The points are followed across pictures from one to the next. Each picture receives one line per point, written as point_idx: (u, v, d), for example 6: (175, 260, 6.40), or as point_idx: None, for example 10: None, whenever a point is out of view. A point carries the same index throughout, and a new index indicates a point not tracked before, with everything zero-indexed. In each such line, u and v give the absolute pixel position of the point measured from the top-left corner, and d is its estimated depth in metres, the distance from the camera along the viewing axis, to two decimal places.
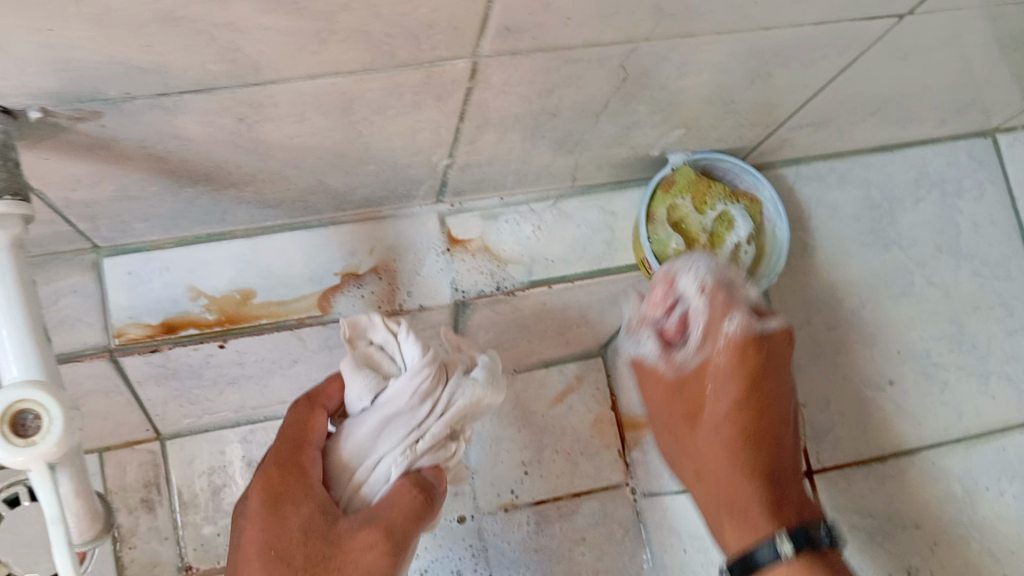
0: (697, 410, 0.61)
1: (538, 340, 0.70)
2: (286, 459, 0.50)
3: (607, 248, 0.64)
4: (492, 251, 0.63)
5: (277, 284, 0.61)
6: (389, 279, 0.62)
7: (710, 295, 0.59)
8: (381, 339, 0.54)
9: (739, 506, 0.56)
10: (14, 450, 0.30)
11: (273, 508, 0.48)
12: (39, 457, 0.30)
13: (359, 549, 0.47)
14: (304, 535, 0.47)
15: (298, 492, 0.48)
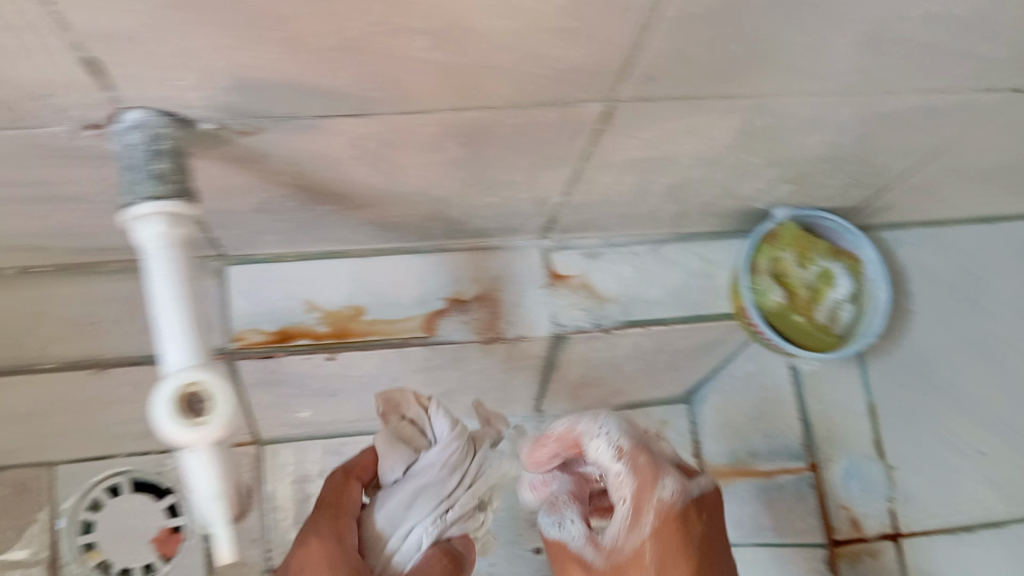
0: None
1: (627, 380, 0.72)
2: (323, 524, 0.50)
3: (704, 295, 0.65)
4: (592, 289, 0.64)
5: (386, 303, 0.64)
6: (490, 308, 0.64)
7: (635, 458, 0.55)
8: (412, 417, 0.57)
9: None
10: (183, 429, 0.33)
11: (310, 574, 0.47)
12: (203, 437, 0.33)
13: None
14: None
15: (337, 559, 0.48)
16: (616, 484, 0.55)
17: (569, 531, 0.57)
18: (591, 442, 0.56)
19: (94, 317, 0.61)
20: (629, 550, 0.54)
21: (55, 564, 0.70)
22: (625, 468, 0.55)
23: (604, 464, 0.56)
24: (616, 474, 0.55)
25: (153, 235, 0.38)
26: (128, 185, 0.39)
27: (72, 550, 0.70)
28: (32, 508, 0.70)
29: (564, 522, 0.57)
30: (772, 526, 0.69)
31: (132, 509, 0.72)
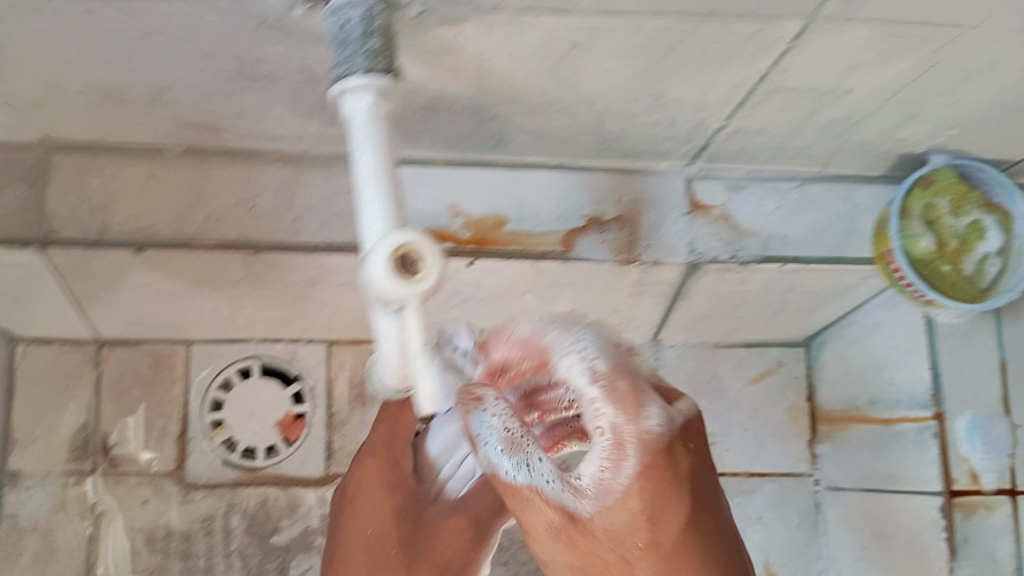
0: (615, 565, 0.45)
1: (750, 318, 0.72)
2: (379, 451, 0.54)
3: (844, 238, 0.66)
4: (732, 220, 0.65)
5: (529, 216, 0.64)
6: (630, 229, 0.65)
7: (613, 388, 0.44)
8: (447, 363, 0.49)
9: None
10: (399, 284, 0.36)
11: (370, 492, 0.53)
12: (416, 292, 0.36)
13: (445, 535, 0.54)
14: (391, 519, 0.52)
15: (391, 482, 0.53)
16: (589, 412, 0.44)
17: (542, 477, 0.43)
18: (563, 361, 0.46)
19: (251, 201, 0.63)
20: (610, 504, 0.43)
21: (183, 436, 0.75)
22: (604, 394, 0.44)
23: (575, 386, 0.45)
24: (591, 400, 0.44)
25: (362, 109, 0.41)
26: (342, 59, 0.40)
27: (200, 425, 0.75)
28: (169, 382, 0.75)
29: (531, 462, 0.43)
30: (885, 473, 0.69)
31: (260, 392, 0.76)
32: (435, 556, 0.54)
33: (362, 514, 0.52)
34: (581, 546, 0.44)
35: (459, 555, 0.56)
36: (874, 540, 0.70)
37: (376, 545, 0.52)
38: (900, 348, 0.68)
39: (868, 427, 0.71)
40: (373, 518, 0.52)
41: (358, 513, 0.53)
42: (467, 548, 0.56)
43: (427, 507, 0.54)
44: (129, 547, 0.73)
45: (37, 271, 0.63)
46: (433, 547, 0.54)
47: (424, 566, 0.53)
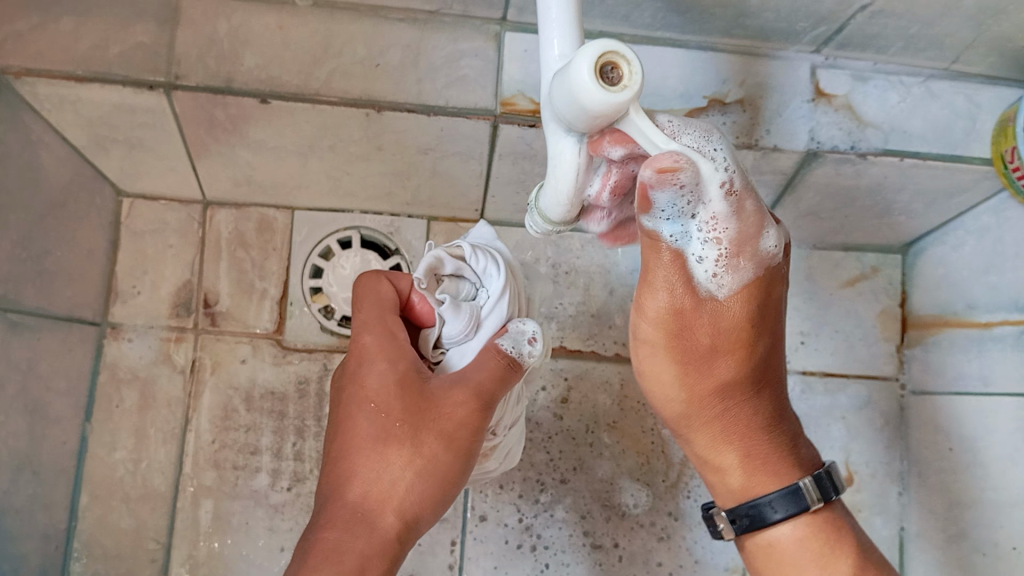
0: (700, 353, 0.51)
1: (854, 216, 0.73)
2: (378, 322, 0.56)
3: (965, 137, 0.65)
4: (854, 110, 0.64)
5: (651, 92, 0.63)
6: (752, 113, 0.64)
7: (739, 206, 0.44)
8: (452, 271, 0.58)
9: (736, 430, 0.52)
10: (619, 95, 0.36)
11: (371, 364, 0.55)
12: (628, 98, 0.36)
13: (449, 406, 0.54)
14: (399, 389, 0.54)
15: (390, 352, 0.55)
16: (719, 222, 0.44)
17: (693, 250, 0.46)
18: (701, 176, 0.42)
19: (378, 57, 0.62)
20: (738, 295, 0.49)
21: (284, 300, 0.77)
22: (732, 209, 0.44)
23: (706, 195, 0.43)
24: (718, 215, 0.44)
25: None
26: None
27: (300, 290, 0.77)
28: (273, 244, 0.77)
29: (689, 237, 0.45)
30: (979, 377, 0.69)
31: (360, 260, 0.78)
32: (442, 430, 0.54)
33: (367, 391, 0.55)
34: (686, 333, 0.50)
35: (468, 428, 0.54)
36: (946, 444, 0.72)
37: (384, 425, 0.54)
38: (1008, 254, 0.67)
39: (964, 330, 0.71)
40: (377, 395, 0.55)
41: (362, 390, 0.55)
42: (476, 419, 0.54)
43: (432, 374, 0.56)
44: (227, 404, 0.75)
45: (161, 115, 0.64)
46: (437, 423, 0.54)
47: (429, 443, 0.54)
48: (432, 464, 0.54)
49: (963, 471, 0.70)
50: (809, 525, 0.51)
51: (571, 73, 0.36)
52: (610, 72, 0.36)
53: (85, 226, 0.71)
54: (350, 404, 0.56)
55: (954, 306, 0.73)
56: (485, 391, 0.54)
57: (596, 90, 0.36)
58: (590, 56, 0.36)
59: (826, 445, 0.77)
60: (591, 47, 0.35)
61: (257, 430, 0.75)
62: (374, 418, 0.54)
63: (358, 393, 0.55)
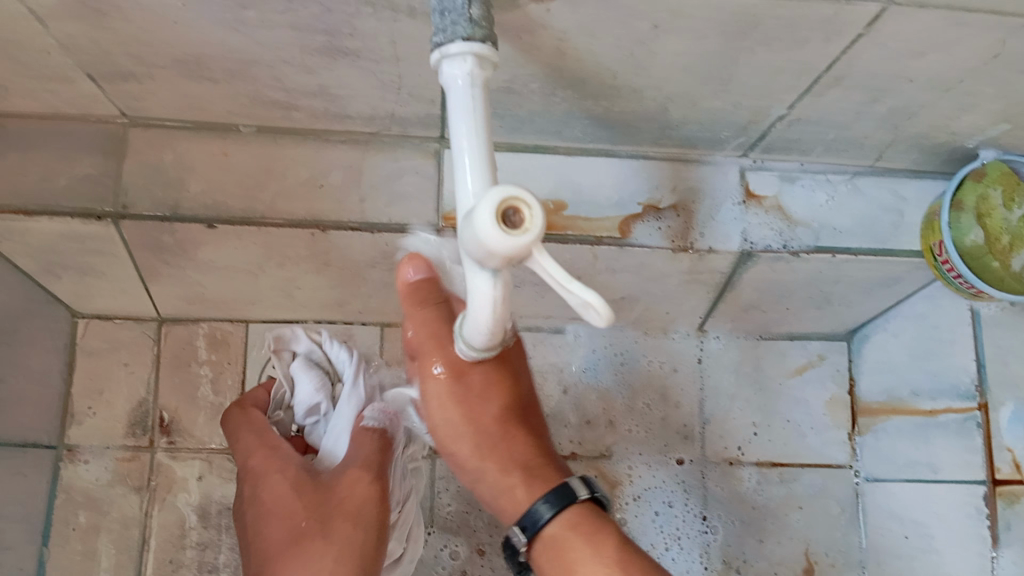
0: (469, 386, 0.46)
1: (796, 308, 0.74)
2: (261, 444, 0.57)
3: (894, 230, 0.67)
4: (783, 211, 0.66)
5: (586, 202, 0.65)
6: (685, 217, 0.66)
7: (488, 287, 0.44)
8: (304, 349, 0.64)
9: (519, 464, 0.47)
10: (520, 239, 0.36)
11: (266, 483, 0.53)
12: (530, 241, 0.36)
13: (347, 487, 0.52)
14: (296, 490, 0.52)
15: (278, 464, 0.55)
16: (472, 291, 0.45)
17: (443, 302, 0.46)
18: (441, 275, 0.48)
19: (321, 178, 0.64)
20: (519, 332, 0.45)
21: None
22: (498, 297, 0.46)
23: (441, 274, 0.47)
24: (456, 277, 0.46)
25: (461, 74, 0.42)
26: (441, 29, 0.43)
27: None
28: (228, 358, 0.78)
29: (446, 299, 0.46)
30: (926, 463, 0.72)
31: None
32: (348, 511, 0.51)
33: (266, 505, 0.52)
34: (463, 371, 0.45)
35: (372, 498, 0.52)
36: (901, 531, 0.74)
37: (290, 528, 0.50)
38: (942, 338, 0.71)
39: (908, 417, 0.74)
40: (278, 503, 0.52)
41: (263, 509, 0.52)
42: (375, 489, 0.52)
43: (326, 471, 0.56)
44: (184, 522, 0.75)
45: (110, 243, 0.65)
46: (340, 503, 0.51)
47: (339, 527, 0.50)
48: (349, 544, 0.49)
49: (916, 558, 0.72)
50: (576, 522, 0.45)
51: (478, 216, 0.37)
52: (513, 216, 0.37)
53: (38, 351, 0.72)
54: (255, 542, 0.51)
55: (898, 392, 0.75)
56: (371, 461, 0.54)
57: (499, 232, 0.36)
58: (494, 199, 0.36)
59: (782, 537, 0.77)
60: (494, 192, 0.36)
61: (213, 547, 0.75)
62: (279, 530, 0.50)
63: (259, 520, 0.52)
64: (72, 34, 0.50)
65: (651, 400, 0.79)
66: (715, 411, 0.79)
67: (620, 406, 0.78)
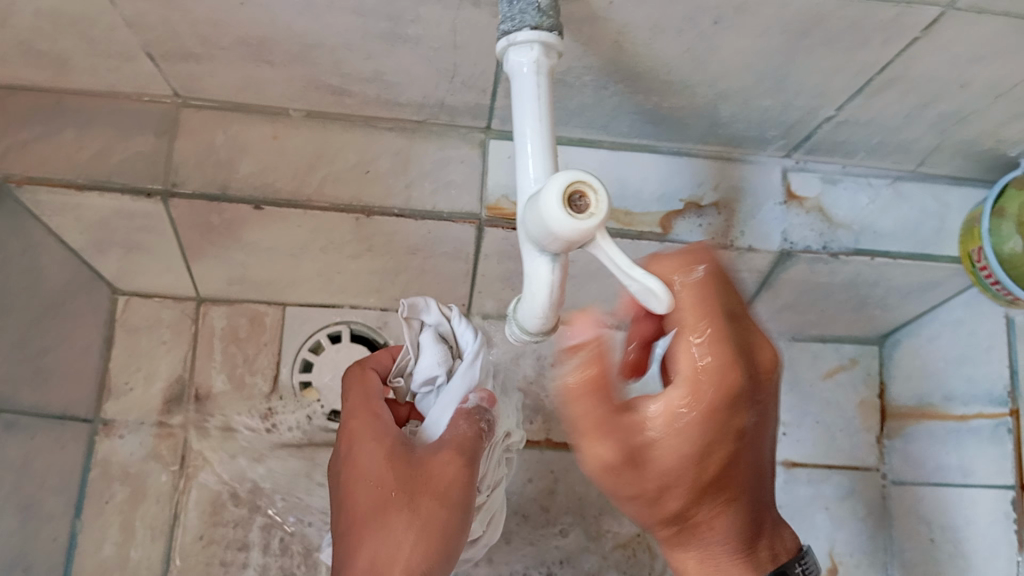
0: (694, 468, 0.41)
1: (831, 309, 0.75)
2: (359, 407, 0.57)
3: (934, 236, 0.68)
4: (825, 212, 0.67)
5: (630, 195, 0.66)
6: (727, 215, 0.67)
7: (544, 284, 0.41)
8: (433, 321, 0.60)
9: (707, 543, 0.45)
10: (582, 222, 0.36)
11: (361, 445, 0.55)
12: (596, 225, 0.36)
13: (437, 464, 0.53)
14: (388, 460, 0.54)
15: (374, 431, 0.55)
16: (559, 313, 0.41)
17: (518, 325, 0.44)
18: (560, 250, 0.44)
19: (368, 164, 0.65)
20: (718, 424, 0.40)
21: (273, 395, 0.78)
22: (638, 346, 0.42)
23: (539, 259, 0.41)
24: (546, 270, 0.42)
25: (527, 61, 0.42)
26: (509, 17, 0.43)
27: (291, 386, 0.78)
28: (263, 339, 0.78)
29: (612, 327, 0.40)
30: (957, 467, 0.70)
31: (348, 354, 0.78)
32: (435, 488, 0.53)
33: (358, 469, 0.54)
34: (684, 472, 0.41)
35: (461, 483, 0.53)
36: (928, 534, 0.72)
37: (378, 498, 0.52)
38: (979, 346, 0.69)
39: (941, 423, 0.72)
40: (368, 471, 0.54)
41: (356, 473, 0.54)
42: (465, 473, 0.54)
43: (416, 445, 0.56)
44: (217, 499, 0.75)
45: (159, 220, 0.66)
46: (429, 482, 0.53)
47: (425, 504, 0.52)
48: (434, 524, 0.52)
49: (943, 563, 0.70)
50: None
51: (544, 200, 0.36)
52: (579, 200, 0.36)
53: (81, 325, 0.72)
54: (347, 502, 0.55)
55: (930, 397, 0.74)
56: (465, 446, 0.55)
57: (563, 216, 0.36)
58: (561, 180, 0.36)
59: (809, 536, 0.77)
60: (561, 176, 0.36)
61: (243, 525, 0.75)
62: (369, 495, 0.53)
63: (353, 485, 0.54)
64: (140, 11, 0.51)
65: None
66: None
67: None
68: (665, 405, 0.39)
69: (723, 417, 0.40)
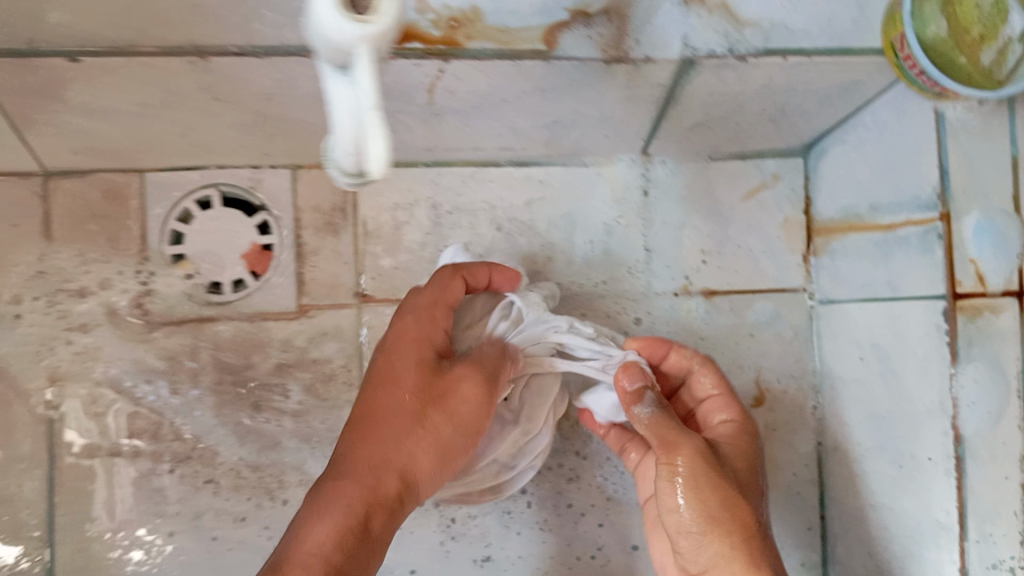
0: (701, 473, 0.53)
1: (746, 122, 0.67)
2: (421, 305, 0.58)
3: (853, 28, 0.60)
4: (730, 10, 0.59)
5: (507, 10, 0.57)
6: (619, 23, 0.58)
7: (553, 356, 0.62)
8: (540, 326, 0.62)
9: (719, 528, 0.52)
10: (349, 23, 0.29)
11: (401, 346, 0.56)
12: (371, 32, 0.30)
13: (457, 396, 0.55)
14: (418, 365, 0.55)
15: (423, 334, 0.57)
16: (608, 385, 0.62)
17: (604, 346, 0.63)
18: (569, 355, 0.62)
19: None
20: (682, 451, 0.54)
21: (143, 274, 0.70)
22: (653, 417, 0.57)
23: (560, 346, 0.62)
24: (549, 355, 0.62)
25: None
26: None
27: (163, 262, 0.70)
28: (125, 212, 0.70)
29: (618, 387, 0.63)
30: (886, 282, 0.65)
31: (223, 223, 0.71)
32: (449, 410, 0.54)
33: (389, 367, 0.55)
34: (691, 456, 0.54)
35: (458, 422, 0.55)
36: (857, 353, 0.68)
37: (395, 398, 0.54)
38: (907, 148, 0.63)
39: (866, 235, 0.67)
40: (394, 364, 0.55)
41: (385, 371, 0.55)
42: (480, 411, 0.55)
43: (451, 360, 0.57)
44: (98, 388, 0.69)
45: None
46: (444, 403, 0.54)
47: (433, 417, 0.54)
48: (438, 440, 0.54)
49: (874, 382, 0.66)
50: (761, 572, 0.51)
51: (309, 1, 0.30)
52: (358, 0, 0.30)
53: None
54: (361, 389, 0.56)
55: (857, 209, 0.68)
56: (489, 372, 0.56)
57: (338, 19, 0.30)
58: None
59: (733, 364, 0.73)
60: None
61: (131, 412, 0.69)
62: (384, 389, 0.54)
63: (371, 377, 0.56)
64: None
65: (595, 237, 0.72)
66: (661, 241, 0.73)
67: (563, 244, 0.72)
68: (698, 460, 0.53)
69: (698, 451, 0.54)
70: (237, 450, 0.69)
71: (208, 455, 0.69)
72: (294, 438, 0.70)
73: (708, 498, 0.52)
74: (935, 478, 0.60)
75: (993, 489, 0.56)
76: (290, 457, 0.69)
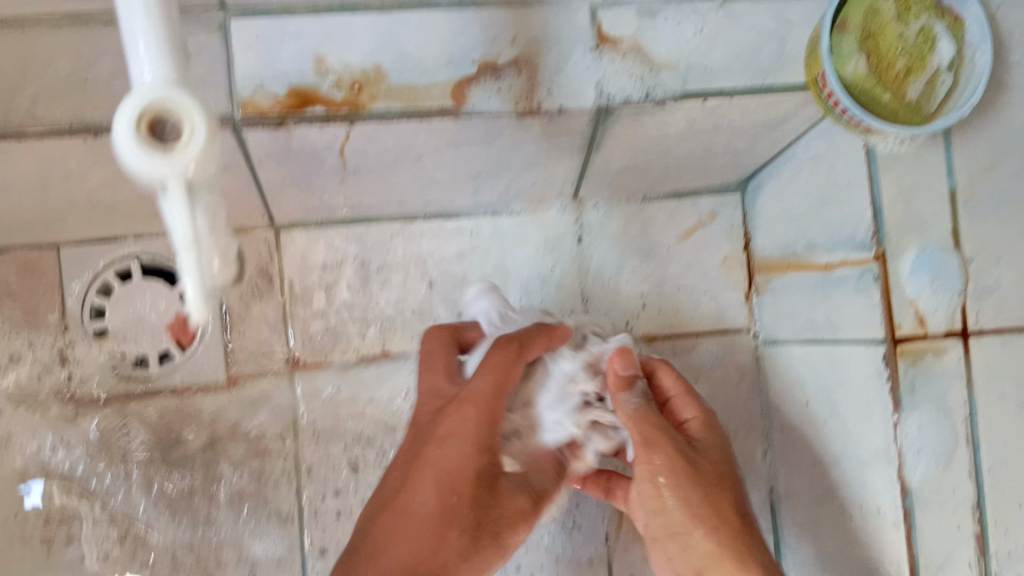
0: (673, 454, 0.53)
1: (676, 161, 0.65)
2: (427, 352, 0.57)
3: (774, 61, 0.56)
4: (644, 53, 0.56)
5: (411, 65, 0.54)
6: (529, 73, 0.55)
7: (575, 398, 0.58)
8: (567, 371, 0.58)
9: (717, 541, 0.52)
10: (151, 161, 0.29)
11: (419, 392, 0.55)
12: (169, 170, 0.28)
13: (456, 417, 0.51)
14: (418, 422, 0.53)
15: (426, 385, 0.55)
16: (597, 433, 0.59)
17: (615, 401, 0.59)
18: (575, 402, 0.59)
19: (85, 70, 0.50)
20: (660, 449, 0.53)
21: (66, 350, 0.68)
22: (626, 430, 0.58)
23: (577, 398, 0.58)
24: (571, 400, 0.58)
25: None
26: None
27: (85, 337, 0.68)
28: (43, 289, 0.67)
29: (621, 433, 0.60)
30: (826, 322, 0.63)
31: (147, 295, 0.68)
32: (471, 412, 0.50)
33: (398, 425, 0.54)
34: (676, 465, 0.53)
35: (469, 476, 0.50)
36: (804, 397, 0.66)
37: (391, 468, 0.52)
38: (839, 184, 0.60)
39: (805, 273, 0.65)
40: (399, 421, 0.54)
41: (388, 431, 0.54)
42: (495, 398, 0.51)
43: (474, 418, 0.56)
44: (25, 471, 0.67)
45: None
46: (437, 449, 0.50)
47: (424, 476, 0.49)
48: (431, 534, 0.48)
49: (821, 427, 0.64)
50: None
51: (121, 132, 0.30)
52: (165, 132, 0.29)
53: None
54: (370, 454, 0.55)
55: (794, 246, 0.66)
56: (502, 368, 0.52)
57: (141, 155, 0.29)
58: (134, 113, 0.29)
59: None
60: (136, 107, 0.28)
61: (60, 495, 0.67)
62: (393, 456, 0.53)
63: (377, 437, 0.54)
64: None
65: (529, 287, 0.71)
66: (596, 289, 0.72)
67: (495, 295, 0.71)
68: (678, 466, 0.53)
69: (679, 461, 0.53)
70: (170, 530, 0.68)
71: (141, 534, 0.67)
72: (228, 512, 0.68)
73: (695, 504, 0.52)
74: (886, 528, 0.57)
75: (937, 531, 0.55)
76: (226, 535, 0.68)
